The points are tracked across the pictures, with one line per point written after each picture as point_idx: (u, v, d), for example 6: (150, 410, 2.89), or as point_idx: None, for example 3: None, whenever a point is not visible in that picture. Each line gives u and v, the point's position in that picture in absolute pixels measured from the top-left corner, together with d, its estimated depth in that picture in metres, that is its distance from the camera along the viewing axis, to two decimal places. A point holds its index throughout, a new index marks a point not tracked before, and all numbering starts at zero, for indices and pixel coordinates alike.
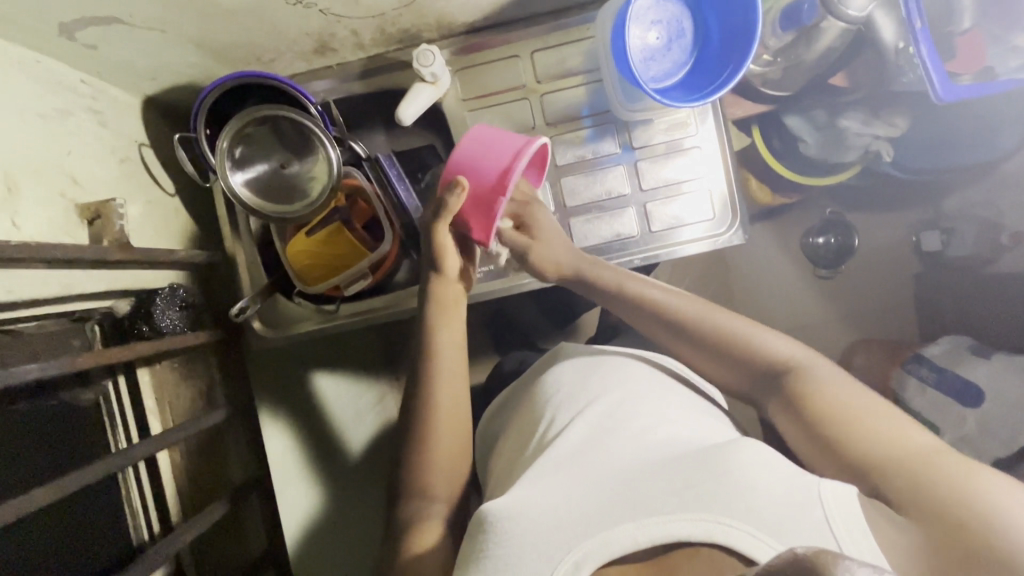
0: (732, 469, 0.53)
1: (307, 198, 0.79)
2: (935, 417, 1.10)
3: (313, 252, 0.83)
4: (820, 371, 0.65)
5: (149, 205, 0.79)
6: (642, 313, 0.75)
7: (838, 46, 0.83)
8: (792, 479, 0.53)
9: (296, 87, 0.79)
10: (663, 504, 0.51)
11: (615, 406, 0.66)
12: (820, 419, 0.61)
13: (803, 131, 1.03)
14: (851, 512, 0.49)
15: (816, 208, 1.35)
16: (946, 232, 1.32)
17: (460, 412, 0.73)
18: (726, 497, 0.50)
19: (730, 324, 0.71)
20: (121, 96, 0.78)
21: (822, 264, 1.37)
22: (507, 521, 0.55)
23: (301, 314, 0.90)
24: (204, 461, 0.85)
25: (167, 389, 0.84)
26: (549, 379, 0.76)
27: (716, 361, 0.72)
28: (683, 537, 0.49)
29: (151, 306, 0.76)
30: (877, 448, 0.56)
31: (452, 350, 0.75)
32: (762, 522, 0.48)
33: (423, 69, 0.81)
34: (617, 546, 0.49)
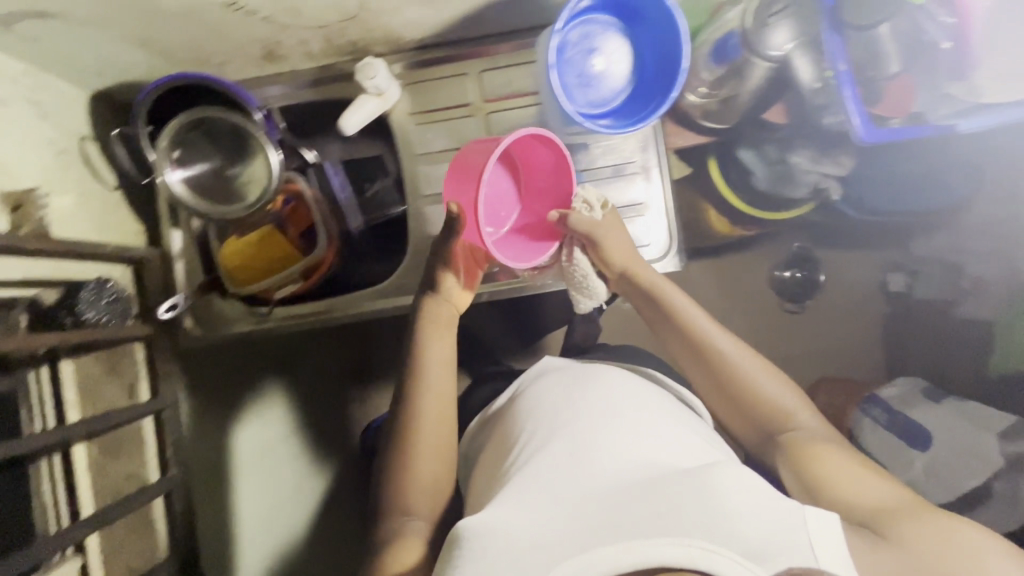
0: (718, 494, 0.55)
1: (244, 200, 0.80)
2: (886, 459, 1.10)
3: (247, 251, 0.85)
4: (814, 434, 0.69)
5: (85, 196, 0.80)
6: (672, 328, 0.77)
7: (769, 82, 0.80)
8: (775, 505, 0.55)
9: (241, 93, 0.81)
10: (649, 526, 0.51)
11: (597, 421, 0.66)
12: (813, 467, 0.65)
13: (754, 163, 1.06)
14: (836, 541, 0.54)
15: (783, 242, 1.34)
16: (910, 274, 1.33)
17: (441, 436, 0.71)
18: (708, 520, 0.52)
19: (755, 373, 0.73)
20: (67, 89, 0.79)
21: (790, 298, 1.36)
22: (482, 537, 0.56)
23: (233, 314, 0.89)
24: (122, 457, 0.84)
25: (91, 383, 0.82)
26: (533, 392, 0.76)
27: (726, 399, 0.74)
28: (669, 561, 0.47)
29: (77, 297, 0.77)
30: (859, 496, 0.61)
31: (442, 366, 0.75)
32: (745, 547, 0.51)
33: (366, 82, 0.82)
34: (602, 568, 0.49)
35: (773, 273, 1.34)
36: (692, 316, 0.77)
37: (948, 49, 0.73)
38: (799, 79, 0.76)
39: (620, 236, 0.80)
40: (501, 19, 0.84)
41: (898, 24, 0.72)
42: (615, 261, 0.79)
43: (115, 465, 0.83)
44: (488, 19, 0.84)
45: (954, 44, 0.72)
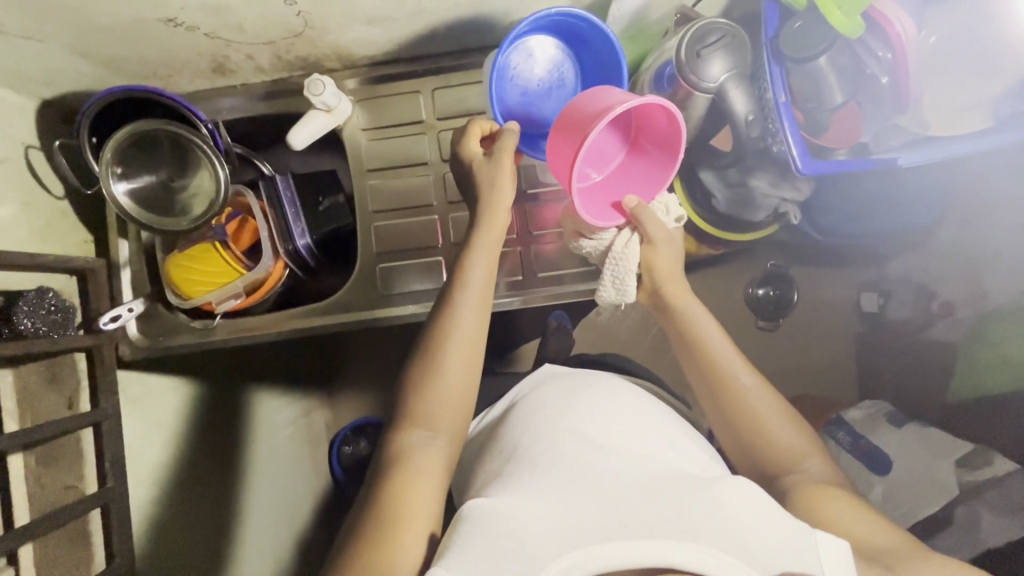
0: (726, 510, 0.58)
1: (190, 214, 0.81)
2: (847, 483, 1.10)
3: (188, 269, 0.82)
4: (818, 478, 0.71)
5: (28, 206, 0.80)
6: (692, 352, 0.78)
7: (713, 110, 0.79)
8: (781, 522, 0.58)
9: (187, 106, 0.81)
10: (656, 530, 0.55)
11: (611, 434, 0.69)
12: (818, 506, 0.67)
13: (714, 186, 1.07)
14: (837, 564, 0.57)
15: (759, 261, 1.34)
16: (883, 294, 1.31)
17: (474, 354, 0.70)
18: (714, 531, 0.55)
19: (766, 412, 0.75)
20: (13, 98, 0.79)
21: (763, 316, 1.33)
22: (487, 517, 0.59)
23: (182, 325, 0.90)
24: (62, 467, 0.84)
25: (30, 393, 0.81)
26: (536, 394, 0.80)
27: (736, 428, 0.75)
28: (673, 563, 0.51)
29: (13, 307, 0.76)
30: (867, 538, 0.63)
31: (484, 277, 0.72)
32: (752, 560, 0.53)
33: (313, 98, 0.81)
34: (609, 561, 0.53)
35: (748, 290, 1.33)
36: (709, 340, 0.78)
37: (887, 82, 0.71)
38: (733, 111, 0.73)
39: (667, 246, 0.78)
40: (451, 37, 0.84)
41: (836, 56, 0.71)
42: (659, 275, 0.79)
43: (54, 474, 0.83)
44: (438, 38, 0.84)
45: (892, 78, 0.71)
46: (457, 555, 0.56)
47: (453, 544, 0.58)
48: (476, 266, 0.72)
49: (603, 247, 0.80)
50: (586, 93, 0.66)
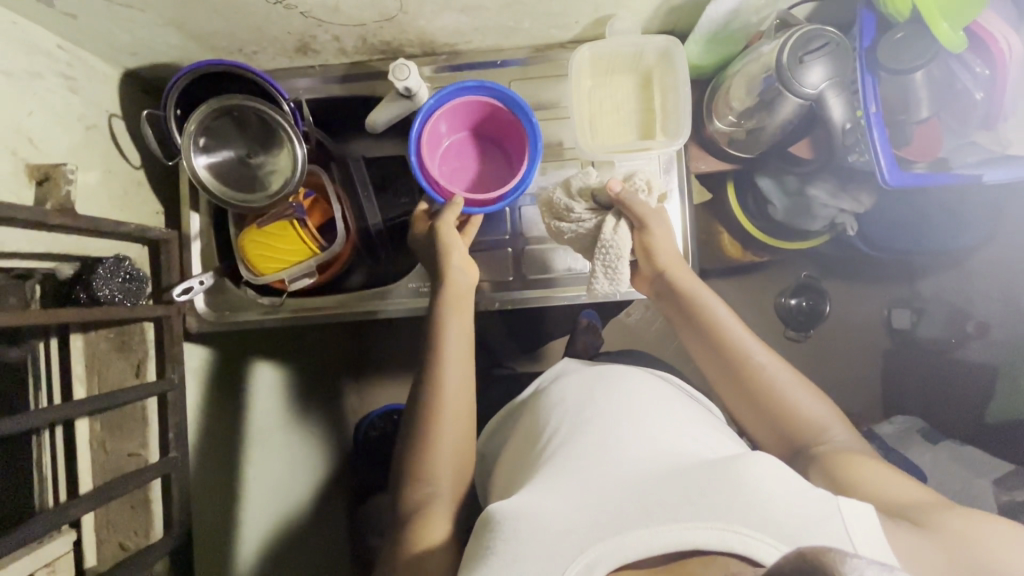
0: (747, 481, 0.54)
1: (266, 189, 0.81)
2: None
3: (263, 245, 0.83)
4: (846, 446, 0.71)
5: (109, 173, 0.80)
6: (700, 327, 0.79)
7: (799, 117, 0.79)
8: (814, 496, 0.55)
9: (271, 82, 0.81)
10: (678, 511, 0.52)
11: (628, 422, 0.69)
12: (845, 470, 0.66)
13: (772, 193, 1.06)
14: (874, 529, 0.53)
15: (790, 271, 1.35)
16: (915, 312, 1.31)
17: (465, 397, 0.75)
18: (736, 504, 0.52)
19: (784, 385, 0.75)
20: (99, 65, 0.79)
21: (792, 325, 1.35)
22: (510, 519, 0.57)
23: (246, 302, 0.90)
24: (124, 436, 0.84)
25: (100, 357, 0.83)
26: (556, 394, 0.80)
27: (753, 402, 0.76)
28: (701, 545, 0.50)
29: (92, 274, 0.77)
30: (892, 495, 0.62)
31: (460, 332, 0.77)
32: (779, 532, 0.50)
33: (397, 82, 0.80)
34: (633, 552, 0.50)
35: (778, 300, 1.34)
36: (716, 312, 0.79)
37: (981, 98, 0.72)
38: (831, 117, 0.74)
39: (665, 237, 0.79)
40: (534, 31, 0.85)
41: (933, 71, 0.72)
42: (659, 260, 0.80)
43: (115, 440, 0.84)
44: (521, 31, 0.84)
45: (986, 94, 0.72)
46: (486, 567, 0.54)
47: (484, 551, 0.56)
48: (455, 324, 0.77)
49: (588, 232, 0.78)
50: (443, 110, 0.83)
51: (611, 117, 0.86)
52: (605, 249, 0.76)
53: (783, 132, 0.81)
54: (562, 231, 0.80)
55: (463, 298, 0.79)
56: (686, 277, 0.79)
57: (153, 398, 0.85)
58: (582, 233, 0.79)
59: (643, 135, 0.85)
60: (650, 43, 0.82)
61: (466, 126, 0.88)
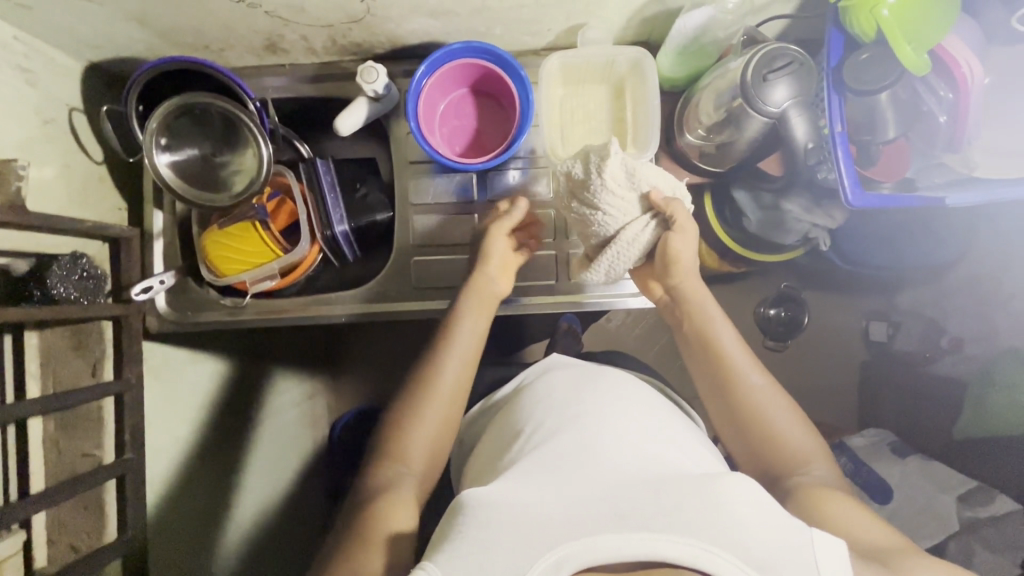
0: (722, 501, 0.55)
1: (230, 189, 0.80)
2: None
3: (227, 249, 0.81)
4: (824, 480, 0.70)
5: (68, 169, 0.79)
6: (699, 339, 0.79)
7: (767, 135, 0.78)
8: (786, 521, 0.56)
9: (237, 80, 0.80)
10: (652, 521, 0.53)
11: (613, 427, 0.69)
12: (819, 502, 0.66)
13: (746, 205, 1.08)
14: (842, 559, 0.54)
15: (773, 279, 1.34)
16: (892, 325, 1.32)
17: (461, 389, 0.75)
18: (710, 523, 0.53)
19: (774, 410, 0.74)
20: (60, 58, 0.78)
21: (771, 336, 1.34)
22: (484, 507, 0.58)
23: (209, 301, 0.89)
24: (80, 436, 0.83)
25: (54, 356, 0.81)
26: (542, 388, 0.80)
27: (737, 422, 0.75)
28: (669, 559, 0.51)
29: (46, 271, 0.76)
30: (865, 538, 0.63)
31: (474, 332, 0.78)
32: (749, 556, 0.51)
33: (365, 85, 0.80)
34: (602, 554, 0.51)
35: (758, 309, 1.33)
36: (717, 328, 0.78)
37: (944, 121, 0.72)
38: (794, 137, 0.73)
39: (689, 249, 0.77)
40: (506, 36, 0.84)
41: (898, 92, 0.72)
42: (675, 270, 0.78)
43: (69, 440, 0.83)
44: (493, 35, 0.84)
45: (950, 117, 0.71)
46: (453, 548, 0.54)
47: (450, 534, 0.57)
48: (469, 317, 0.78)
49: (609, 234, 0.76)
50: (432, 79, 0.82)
51: (584, 126, 0.86)
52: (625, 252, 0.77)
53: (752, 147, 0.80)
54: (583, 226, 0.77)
55: (484, 291, 0.80)
56: (699, 290, 0.79)
57: (109, 397, 0.84)
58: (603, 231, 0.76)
59: (613, 146, 0.85)
60: (621, 54, 0.81)
61: (464, 85, 0.86)
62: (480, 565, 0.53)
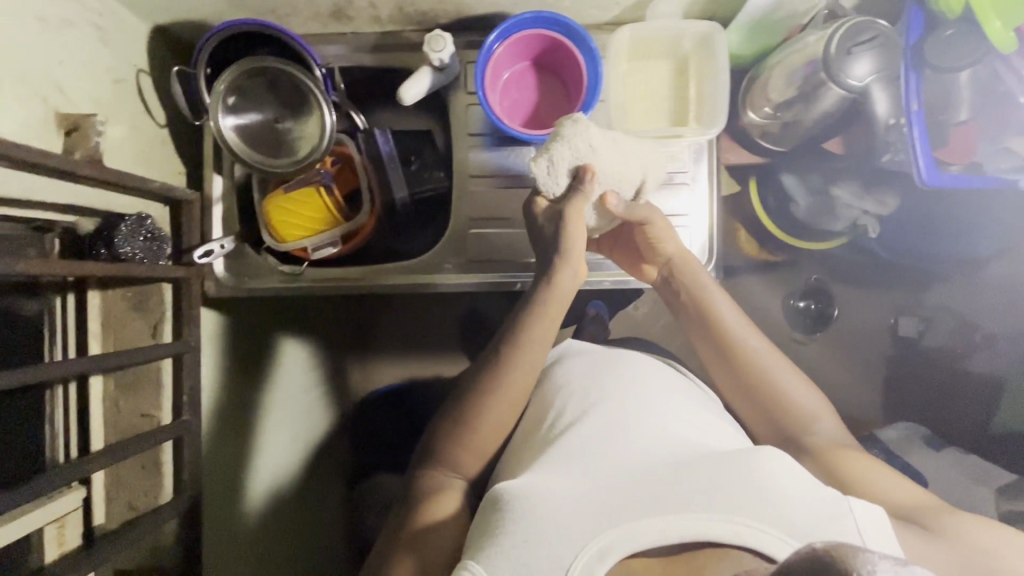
0: (762, 476, 0.56)
1: (292, 156, 0.80)
2: None
3: (290, 212, 0.82)
4: (835, 436, 0.73)
5: (135, 130, 0.79)
6: (700, 315, 0.81)
7: (839, 111, 0.78)
8: (824, 500, 0.56)
9: (305, 46, 0.80)
10: (690, 500, 0.53)
11: (633, 407, 0.69)
12: (839, 463, 0.68)
13: (795, 190, 1.07)
14: (880, 528, 0.55)
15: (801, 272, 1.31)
16: (923, 320, 1.28)
17: (518, 396, 0.72)
18: (751, 499, 0.53)
19: (777, 372, 0.76)
20: (129, 17, 0.78)
21: (798, 328, 1.31)
22: (520, 499, 0.56)
23: (263, 269, 0.89)
24: (137, 396, 0.84)
25: (116, 316, 0.83)
26: (562, 372, 0.79)
27: (744, 389, 0.77)
28: (715, 538, 0.51)
29: (114, 231, 0.76)
30: (886, 493, 0.65)
31: (543, 338, 0.73)
32: (789, 526, 0.52)
33: (431, 53, 0.80)
34: (645, 538, 0.51)
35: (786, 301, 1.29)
36: (715, 297, 0.81)
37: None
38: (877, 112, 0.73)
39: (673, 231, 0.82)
40: (572, 9, 0.83)
41: (978, 71, 0.72)
42: (669, 247, 0.81)
43: (126, 400, 0.83)
44: (559, 8, 0.83)
45: None
46: (500, 547, 0.53)
47: (493, 531, 0.55)
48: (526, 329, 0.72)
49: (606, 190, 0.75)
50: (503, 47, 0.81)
51: (645, 102, 0.86)
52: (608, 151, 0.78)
53: (822, 123, 0.81)
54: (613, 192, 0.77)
55: (563, 294, 0.73)
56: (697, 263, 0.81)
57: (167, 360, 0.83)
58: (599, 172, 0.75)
59: (675, 123, 0.85)
60: (692, 28, 0.82)
61: (527, 58, 0.86)
62: (528, 557, 0.52)
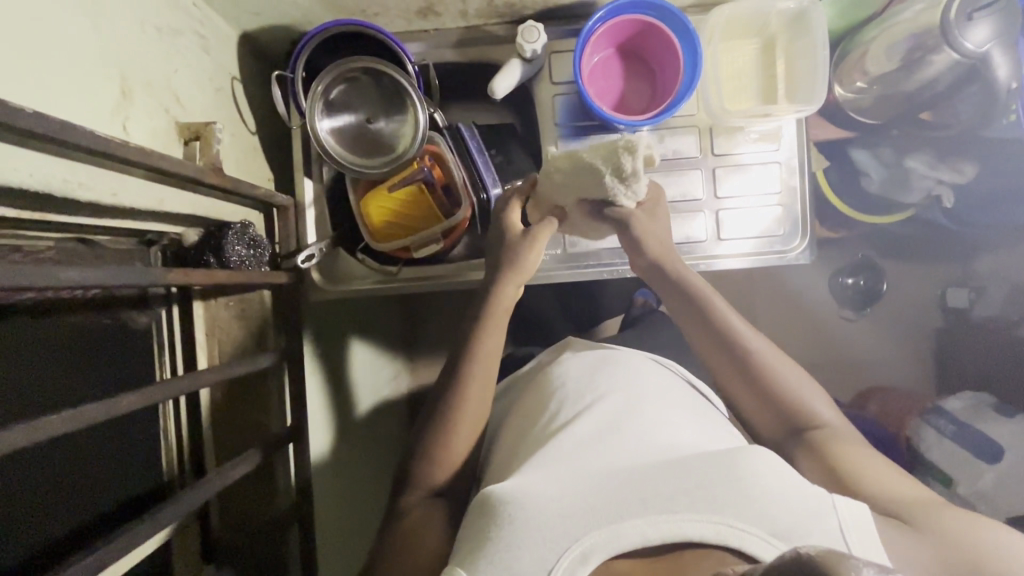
0: (752, 480, 0.54)
1: (387, 155, 0.80)
2: (948, 468, 1.08)
3: (393, 211, 0.84)
4: (840, 431, 0.69)
5: (235, 137, 0.79)
6: (692, 304, 0.75)
7: (942, 78, 0.88)
8: (807, 494, 0.54)
9: (398, 44, 0.81)
10: (676, 504, 0.52)
11: (622, 408, 0.67)
12: (839, 459, 0.65)
13: (869, 166, 1.02)
14: (867, 527, 0.53)
15: (849, 250, 1.34)
16: (974, 290, 1.26)
17: (485, 404, 0.72)
18: (737, 502, 0.52)
19: (779, 366, 0.71)
20: (223, 25, 0.78)
21: (848, 307, 1.36)
22: (506, 502, 0.55)
23: (359, 272, 0.90)
24: (242, 405, 0.82)
25: (220, 326, 0.82)
26: (555, 374, 0.76)
27: (743, 382, 0.72)
28: (696, 539, 0.50)
29: (221, 238, 0.74)
30: (888, 490, 0.61)
31: (493, 349, 0.74)
32: (774, 527, 0.50)
33: (524, 45, 0.81)
34: (626, 541, 0.50)
35: (834, 278, 1.35)
36: (706, 283, 0.76)
37: None
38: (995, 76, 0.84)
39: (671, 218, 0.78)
40: None
41: None
42: (664, 235, 0.77)
43: (237, 410, 0.82)
44: None
45: None
46: (488, 556, 0.51)
47: (479, 537, 0.54)
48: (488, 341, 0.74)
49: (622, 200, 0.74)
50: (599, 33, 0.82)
51: (735, 82, 0.86)
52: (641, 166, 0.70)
53: (924, 89, 0.91)
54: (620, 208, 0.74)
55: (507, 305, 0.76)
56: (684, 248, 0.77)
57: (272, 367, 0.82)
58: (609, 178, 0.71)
59: (765, 101, 0.86)
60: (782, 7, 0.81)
61: (613, 44, 0.86)
62: (511, 564, 0.51)
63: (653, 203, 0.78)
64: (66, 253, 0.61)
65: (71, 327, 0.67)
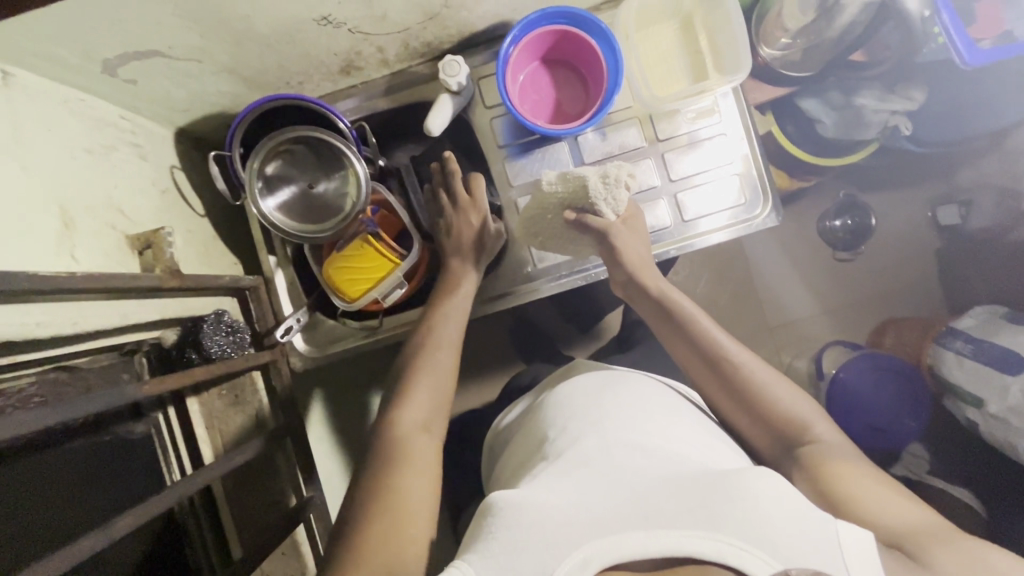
0: (753, 498, 0.53)
1: (337, 214, 0.80)
2: (977, 389, 1.04)
3: (350, 270, 0.82)
4: (838, 448, 0.65)
5: (190, 232, 0.80)
6: (675, 325, 0.77)
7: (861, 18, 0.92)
8: (805, 515, 0.52)
9: (329, 107, 0.82)
10: (675, 517, 0.52)
11: (626, 425, 0.66)
12: (831, 477, 0.62)
13: (819, 112, 1.01)
14: (871, 555, 0.50)
15: (828, 192, 1.32)
16: (963, 204, 1.26)
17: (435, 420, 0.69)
18: (738, 520, 0.51)
19: (768, 381, 0.71)
20: (157, 128, 0.80)
21: (841, 246, 1.33)
22: (509, 509, 0.56)
23: (342, 333, 0.91)
24: (255, 491, 0.83)
25: (218, 416, 0.83)
26: (562, 393, 0.77)
27: (732, 396, 0.71)
28: (695, 555, 0.49)
29: (198, 332, 0.74)
30: (890, 514, 0.57)
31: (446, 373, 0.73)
32: (775, 549, 0.49)
33: (448, 80, 0.82)
34: (625, 552, 0.50)
35: (821, 224, 1.32)
36: (683, 306, 0.78)
37: None
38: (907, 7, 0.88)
39: (640, 244, 0.82)
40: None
41: None
42: (626, 258, 0.79)
43: (249, 493, 0.82)
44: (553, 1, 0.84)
45: None
46: (483, 554, 0.53)
47: (481, 538, 0.55)
48: (444, 330, 0.76)
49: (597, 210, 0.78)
50: (517, 54, 0.83)
51: (663, 67, 0.87)
52: (605, 184, 0.77)
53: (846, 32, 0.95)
54: (604, 216, 0.78)
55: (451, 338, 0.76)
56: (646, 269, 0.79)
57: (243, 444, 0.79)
58: (579, 201, 0.77)
59: (696, 80, 0.87)
60: None
61: (536, 57, 0.87)
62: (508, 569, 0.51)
63: (632, 219, 0.82)
64: (49, 385, 0.60)
65: (70, 455, 0.65)
